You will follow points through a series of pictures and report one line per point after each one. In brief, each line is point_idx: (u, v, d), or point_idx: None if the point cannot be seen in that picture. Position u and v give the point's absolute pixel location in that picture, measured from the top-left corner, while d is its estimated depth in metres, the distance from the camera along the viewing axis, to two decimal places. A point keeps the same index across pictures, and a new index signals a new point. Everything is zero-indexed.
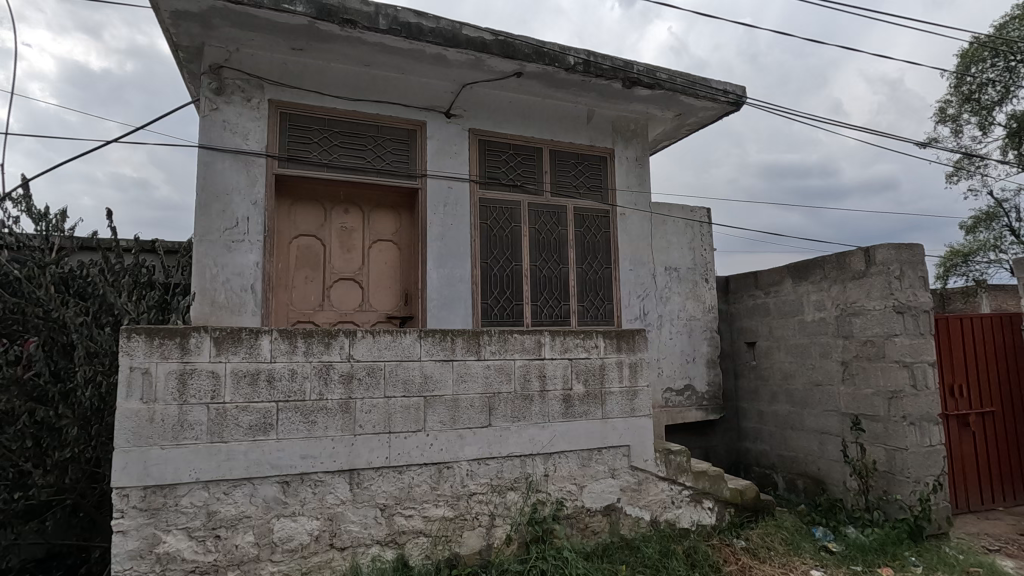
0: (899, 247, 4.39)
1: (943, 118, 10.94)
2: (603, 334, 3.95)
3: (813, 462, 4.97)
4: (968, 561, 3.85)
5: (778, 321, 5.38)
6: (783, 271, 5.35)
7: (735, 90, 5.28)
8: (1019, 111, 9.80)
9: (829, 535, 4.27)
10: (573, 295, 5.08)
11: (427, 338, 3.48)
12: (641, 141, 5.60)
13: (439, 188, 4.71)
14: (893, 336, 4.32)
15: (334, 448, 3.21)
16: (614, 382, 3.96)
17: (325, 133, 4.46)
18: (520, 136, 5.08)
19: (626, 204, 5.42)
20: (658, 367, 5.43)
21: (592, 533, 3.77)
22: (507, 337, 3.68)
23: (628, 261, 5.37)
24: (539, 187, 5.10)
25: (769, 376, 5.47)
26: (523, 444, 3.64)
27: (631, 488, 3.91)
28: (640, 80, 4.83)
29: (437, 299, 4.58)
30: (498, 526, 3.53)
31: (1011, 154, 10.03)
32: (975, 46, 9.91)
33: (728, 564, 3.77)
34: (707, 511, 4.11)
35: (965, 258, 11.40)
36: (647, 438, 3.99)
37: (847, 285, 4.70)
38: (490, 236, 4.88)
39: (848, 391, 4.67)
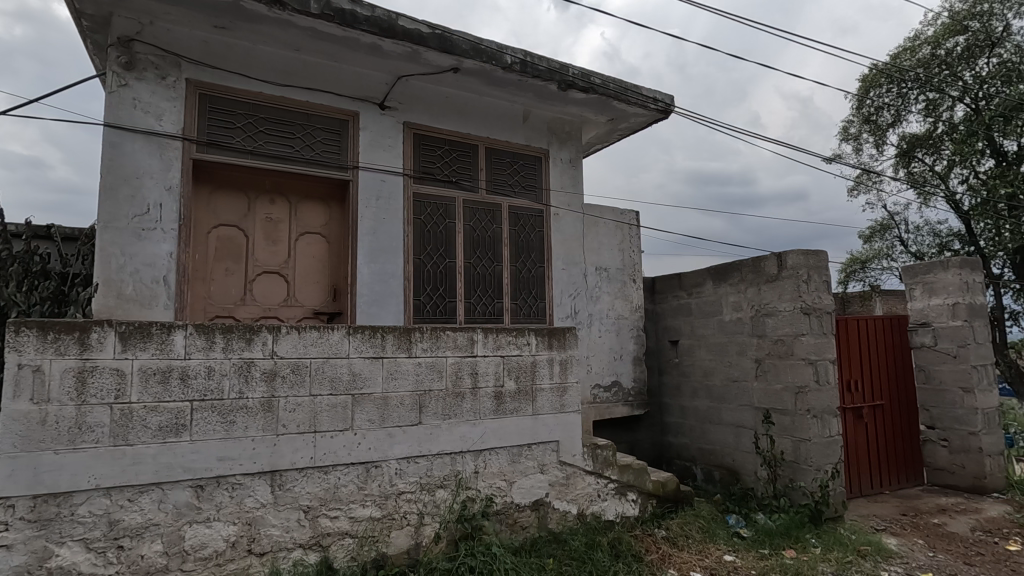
0: (807, 253, 4.75)
1: (846, 136, 11.91)
2: (535, 332, 4.00)
3: (728, 454, 5.28)
4: (860, 541, 4.22)
5: (700, 320, 5.67)
6: (705, 274, 5.64)
7: (664, 98, 5.51)
8: (909, 133, 10.84)
9: (741, 522, 4.56)
10: (506, 293, 5.10)
11: (356, 335, 3.38)
12: (575, 143, 5.73)
13: (372, 181, 4.59)
14: (801, 335, 4.66)
15: (255, 448, 3.06)
16: (545, 379, 4.02)
17: (251, 118, 4.24)
18: (457, 133, 5.04)
19: (560, 204, 5.52)
20: (587, 364, 5.57)
21: (521, 528, 3.81)
22: (439, 333, 3.65)
23: (560, 260, 5.47)
24: (474, 185, 5.09)
25: (691, 373, 5.75)
26: (453, 442, 3.63)
27: (560, 483, 3.99)
28: (575, 83, 4.93)
29: (368, 295, 4.47)
30: (427, 524, 3.49)
31: (902, 172, 11.07)
32: (874, 73, 10.87)
33: (649, 553, 3.92)
34: (631, 502, 4.28)
35: (863, 265, 12.48)
36: (575, 433, 4.09)
37: (762, 288, 5.02)
38: (424, 233, 4.82)
39: (760, 386, 4.99)
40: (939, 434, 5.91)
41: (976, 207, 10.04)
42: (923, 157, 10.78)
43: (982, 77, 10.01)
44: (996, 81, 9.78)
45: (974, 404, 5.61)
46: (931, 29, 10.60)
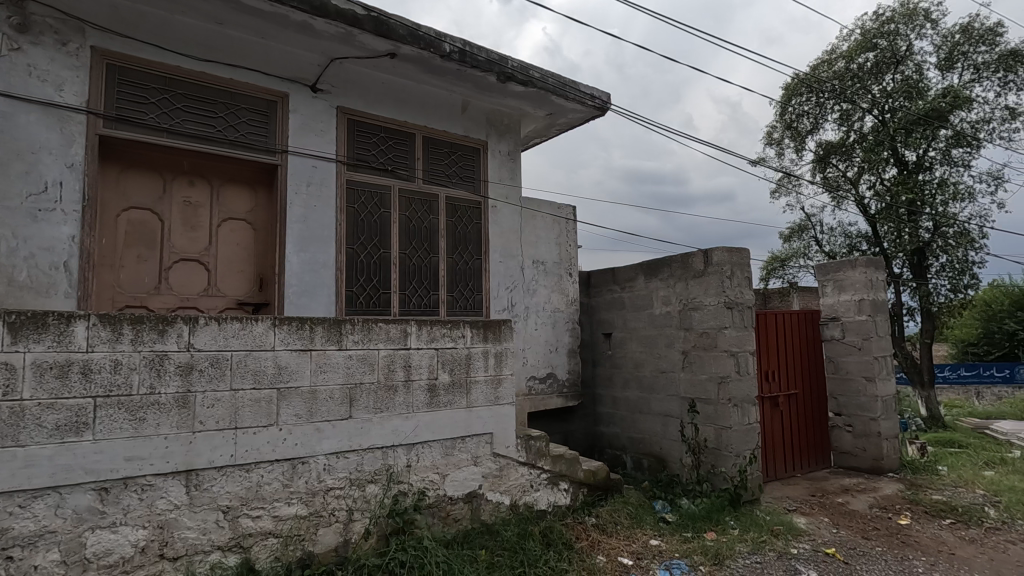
0: (731, 250, 5.00)
1: (770, 141, 12.61)
2: (470, 324, 3.98)
3: (656, 443, 5.48)
4: (773, 522, 4.50)
5: (632, 314, 5.84)
6: (637, 269, 5.80)
7: (601, 95, 5.61)
8: (826, 141, 11.60)
9: (666, 507, 4.76)
10: (442, 285, 5.04)
11: (282, 327, 3.23)
12: (513, 136, 5.73)
13: (302, 166, 4.40)
14: (724, 328, 4.90)
15: (168, 447, 2.87)
16: (479, 371, 4.01)
17: (167, 93, 3.95)
18: (393, 120, 4.92)
19: (498, 196, 5.51)
20: (523, 356, 5.61)
21: (453, 520, 3.79)
22: (371, 325, 3.56)
23: (498, 253, 5.46)
24: (411, 174, 4.98)
25: (623, 365, 5.91)
26: (385, 436, 3.55)
27: (493, 475, 4.00)
28: (514, 76, 4.92)
29: (298, 285, 4.30)
30: (356, 520, 3.40)
31: (818, 176, 11.84)
32: (795, 82, 11.55)
33: (580, 540, 4.01)
34: (563, 492, 4.36)
35: (782, 263, 13.28)
36: (510, 425, 4.11)
37: (690, 283, 5.23)
38: (358, 222, 4.67)
39: (686, 377, 5.21)
40: (845, 420, 6.40)
41: (881, 212, 10.91)
42: (836, 163, 11.56)
43: (888, 90, 10.84)
44: (900, 96, 10.65)
45: (874, 392, 6.12)
46: (846, 44, 11.37)
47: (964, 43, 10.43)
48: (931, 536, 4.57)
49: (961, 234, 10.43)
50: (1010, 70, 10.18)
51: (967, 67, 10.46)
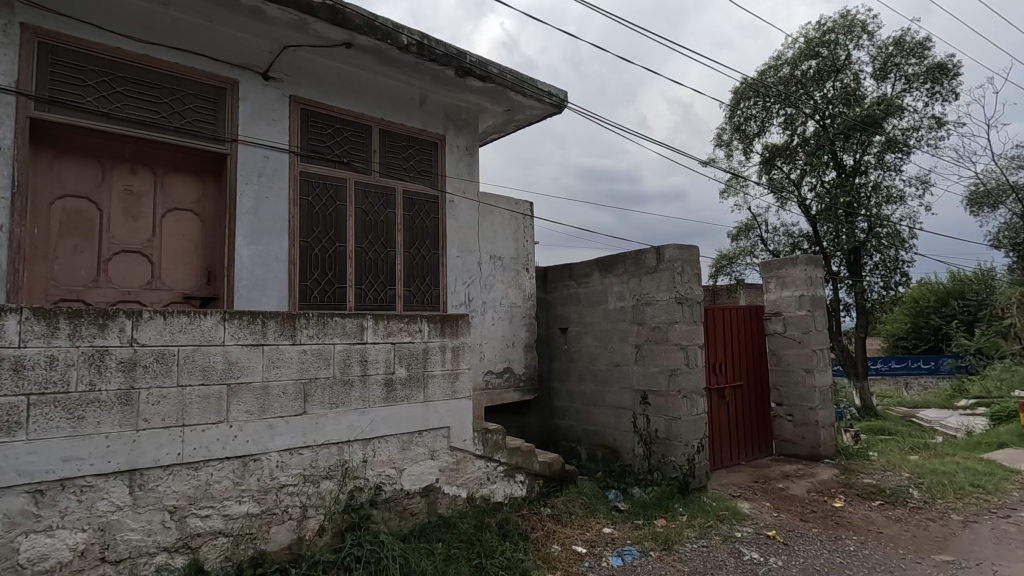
0: (682, 247, 5.18)
1: (720, 142, 13.05)
2: (427, 319, 3.98)
3: (610, 434, 5.62)
4: (719, 507, 4.71)
5: (587, 309, 5.96)
6: (593, 265, 5.92)
7: (558, 93, 5.69)
8: (772, 144, 12.12)
9: (619, 496, 4.90)
10: (399, 279, 5.00)
11: (232, 321, 3.15)
12: (472, 130, 5.73)
13: (253, 156, 4.27)
14: (675, 322, 5.08)
15: (110, 446, 2.76)
16: (436, 365, 4.02)
17: (106, 76, 3.76)
18: (349, 112, 4.84)
19: (455, 191, 5.50)
20: (480, 351, 5.64)
21: (410, 514, 3.78)
22: (326, 319, 3.50)
23: (455, 247, 5.46)
24: (367, 167, 4.92)
25: (578, 358, 6.03)
26: (340, 431, 3.51)
27: (450, 468, 4.01)
28: (472, 71, 4.92)
29: (248, 279, 4.18)
30: (311, 517, 3.35)
31: (764, 177, 12.36)
32: (744, 86, 12.00)
33: (535, 530, 4.09)
34: (519, 483, 4.43)
35: (730, 260, 13.79)
36: (466, 418, 4.14)
37: (643, 279, 5.38)
38: (312, 214, 4.57)
39: (639, 370, 5.37)
40: (786, 409, 6.74)
41: (821, 212, 11.49)
42: (781, 165, 12.09)
43: (829, 97, 11.44)
44: (839, 103, 11.29)
45: (812, 382, 6.47)
46: (790, 51, 11.90)
47: (897, 55, 11.10)
48: (862, 516, 4.89)
49: (892, 235, 11.12)
50: (937, 82, 10.92)
51: (899, 77, 11.14)
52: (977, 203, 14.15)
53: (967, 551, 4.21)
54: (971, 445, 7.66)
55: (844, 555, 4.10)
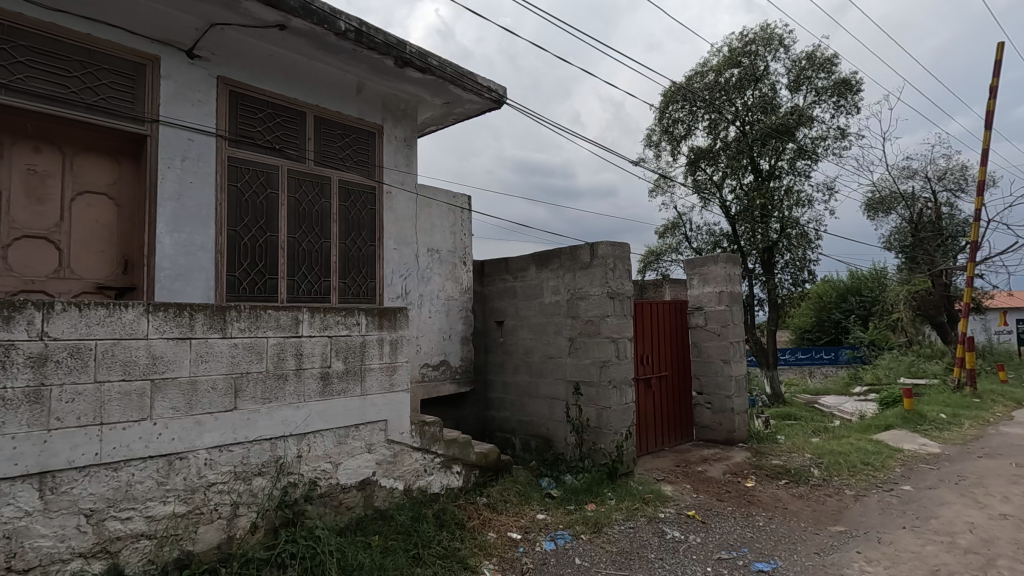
0: (614, 244, 5.41)
1: (649, 143, 13.60)
2: (365, 312, 3.95)
3: (543, 424, 5.79)
4: (645, 491, 4.99)
5: (523, 302, 6.08)
6: (529, 259, 6.06)
7: (498, 89, 5.75)
8: (697, 146, 12.79)
9: (552, 484, 5.08)
10: (334, 271, 4.88)
11: (156, 314, 3.00)
12: (410, 122, 5.68)
13: (176, 139, 4.03)
14: (607, 316, 5.30)
15: (17, 448, 2.56)
16: (374, 359, 3.99)
17: (5, 44, 3.44)
18: (281, 96, 4.67)
19: (393, 182, 5.44)
20: (417, 344, 5.64)
21: (346, 508, 3.75)
22: (258, 313, 3.40)
23: (392, 240, 5.41)
24: (300, 154, 4.77)
25: (513, 351, 6.15)
26: (273, 426, 3.43)
27: (387, 461, 4.01)
28: (412, 61, 4.88)
29: (170, 269, 3.96)
30: (242, 515, 3.26)
31: (690, 178, 13.02)
32: (672, 90, 12.54)
33: (471, 519, 4.17)
34: (456, 474, 4.49)
35: (657, 256, 14.43)
36: (404, 411, 4.14)
37: (577, 274, 5.57)
38: (241, 202, 4.38)
39: (572, 362, 5.56)
40: (705, 398, 7.20)
41: (739, 213, 12.28)
42: (704, 167, 12.78)
43: (749, 105, 12.19)
44: (757, 110, 12.05)
45: (729, 372, 6.95)
46: (715, 59, 12.58)
47: (809, 69, 12.00)
48: (770, 494, 5.34)
49: (800, 236, 12.02)
50: (842, 96, 11.91)
51: (810, 90, 12.05)
52: (873, 209, 15.59)
53: (857, 522, 4.72)
54: (863, 427, 8.51)
55: (755, 530, 4.48)
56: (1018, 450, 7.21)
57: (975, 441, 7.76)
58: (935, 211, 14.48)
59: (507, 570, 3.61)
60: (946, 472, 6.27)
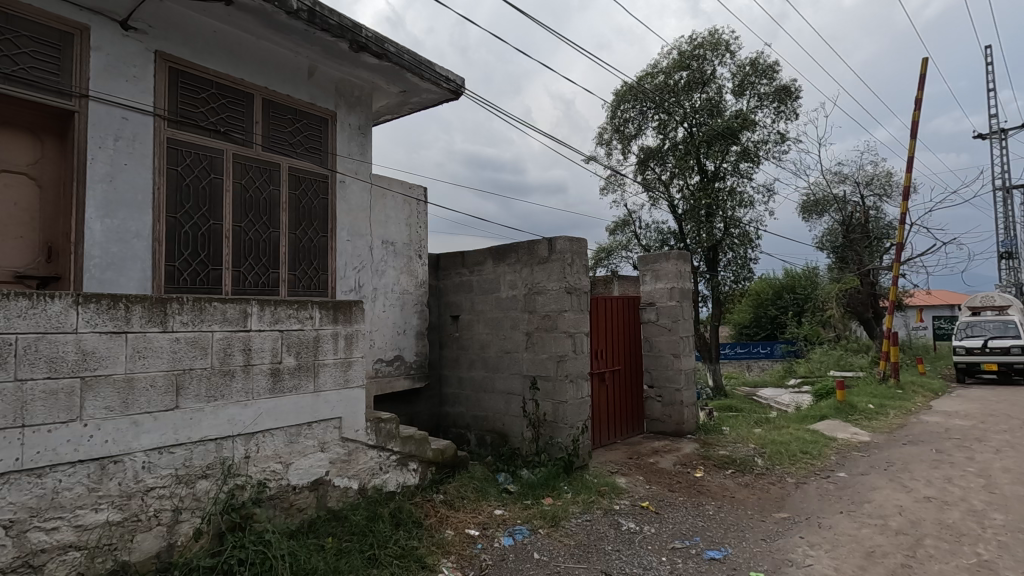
0: (572, 239, 5.43)
1: (601, 141, 13.79)
2: (319, 305, 3.79)
3: (499, 419, 5.75)
4: (601, 484, 5.05)
5: (479, 297, 6.02)
6: (485, 253, 6.00)
7: (456, 79, 5.64)
8: (647, 146, 13.08)
9: (509, 479, 5.06)
10: (284, 263, 4.64)
11: (87, 305, 2.75)
12: (365, 109, 5.49)
13: (108, 116, 3.72)
14: (564, 311, 5.32)
15: None
16: (328, 354, 3.84)
17: None
18: (227, 76, 4.39)
19: (346, 171, 5.24)
20: (370, 339, 5.48)
21: (297, 510, 3.59)
22: (203, 305, 3.19)
23: (345, 231, 5.22)
24: (247, 138, 4.51)
25: (469, 346, 6.08)
26: (219, 426, 3.23)
27: (340, 460, 3.87)
28: (367, 46, 4.70)
29: (101, 258, 3.66)
30: (184, 521, 3.05)
31: (640, 177, 13.29)
32: (624, 89, 12.75)
33: (428, 517, 4.09)
34: (412, 472, 4.39)
35: (607, 253, 14.66)
36: (359, 408, 4.00)
37: (535, 269, 5.56)
38: (182, 187, 4.09)
39: (529, 357, 5.56)
40: (656, 391, 7.37)
41: (687, 212, 12.65)
42: (654, 167, 13.08)
43: (698, 106, 12.53)
44: (704, 113, 12.42)
45: (679, 366, 7.14)
46: (665, 61, 12.88)
47: (752, 75, 12.47)
48: (718, 484, 5.53)
49: (743, 236, 12.55)
50: (783, 102, 12.45)
51: (753, 95, 12.53)
52: (808, 211, 16.44)
53: (799, 508, 4.95)
54: (799, 418, 8.95)
55: (705, 519, 4.61)
56: (936, 437, 7.78)
57: (899, 429, 8.32)
58: (863, 215, 15.41)
59: (466, 568, 3.56)
60: (876, 458, 6.69)
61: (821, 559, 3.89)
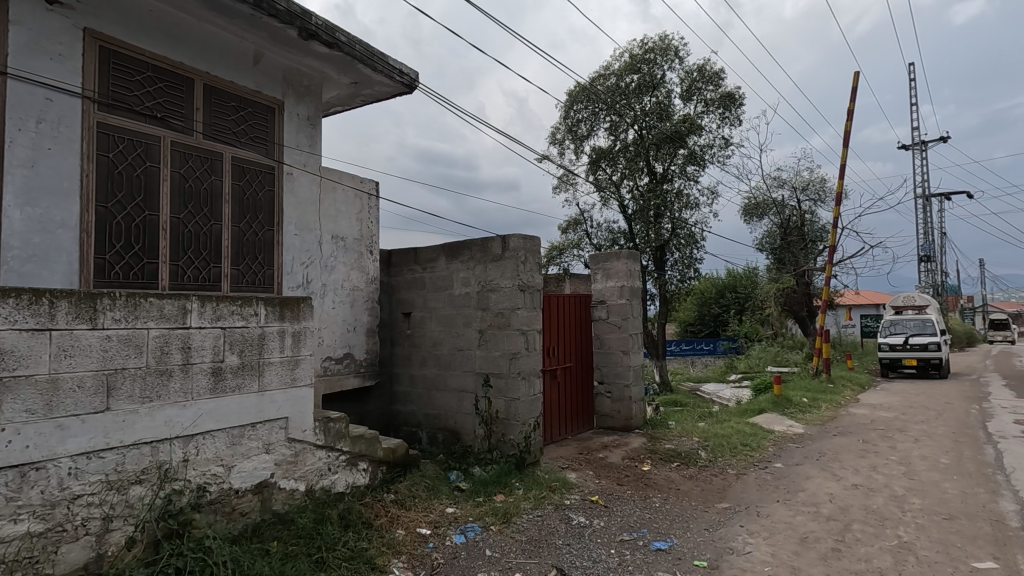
0: (525, 237, 5.45)
1: (554, 141, 13.92)
2: (264, 302, 3.65)
3: (451, 417, 5.72)
4: (552, 480, 5.10)
5: (432, 294, 5.96)
6: (438, 250, 5.94)
7: (410, 72, 5.55)
8: (598, 147, 13.30)
9: (460, 477, 5.05)
10: (226, 257, 4.43)
11: (5, 300, 2.56)
12: (314, 100, 5.32)
13: (30, 96, 3.45)
14: (517, 309, 5.35)
15: None
16: (274, 352, 3.70)
17: None
18: (164, 59, 4.15)
19: (294, 163, 5.06)
20: (318, 336, 5.33)
21: (239, 515, 3.45)
22: (138, 301, 3.01)
23: (293, 225, 5.04)
24: (186, 125, 4.28)
25: (421, 343, 6.01)
26: (155, 429, 3.06)
27: (286, 461, 3.75)
28: (317, 35, 4.56)
29: (21, 249, 3.38)
30: (116, 530, 2.88)
31: (592, 177, 13.50)
32: (577, 90, 12.90)
33: (378, 518, 4.02)
34: (361, 472, 4.31)
35: (559, 252, 14.82)
36: (306, 408, 3.88)
37: (488, 266, 5.56)
38: (113, 174, 3.84)
39: (481, 354, 5.55)
40: (606, 387, 7.51)
41: (636, 212, 12.95)
42: (605, 167, 13.32)
43: (648, 109, 12.83)
44: (653, 116, 12.74)
45: (628, 363, 7.31)
46: (617, 63, 13.14)
47: (699, 81, 12.89)
48: (664, 477, 5.70)
49: (689, 237, 12.98)
50: (727, 108, 12.93)
51: (700, 101, 12.97)
52: (749, 214, 17.17)
53: (739, 498, 5.17)
54: (740, 411, 9.35)
55: (652, 511, 4.74)
56: (863, 427, 8.31)
57: (830, 421, 8.83)
58: (800, 218, 16.23)
59: (417, 567, 3.52)
60: (809, 449, 7.07)
61: (760, 546, 4.08)
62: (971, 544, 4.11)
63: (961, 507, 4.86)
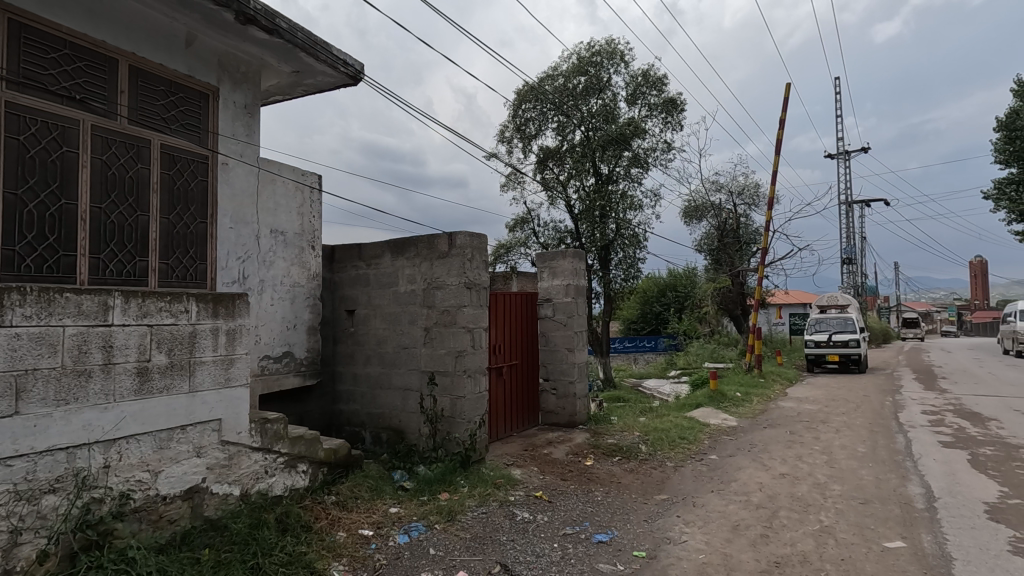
0: (472, 234, 5.43)
1: (502, 139, 13.94)
2: (196, 298, 3.47)
3: (395, 416, 5.63)
4: (497, 477, 5.12)
5: (376, 291, 5.84)
6: (383, 246, 5.84)
7: (354, 64, 5.41)
8: (546, 146, 13.43)
9: (404, 476, 4.99)
10: (153, 250, 4.17)
11: None
12: (252, 87, 5.10)
13: None
14: (462, 306, 5.33)
15: None
16: (206, 351, 3.53)
17: None
18: (83, 36, 3.86)
19: (229, 152, 4.83)
20: (256, 334, 5.13)
21: (167, 523, 3.27)
22: (52, 296, 2.80)
23: (227, 217, 4.81)
24: (109, 109, 4.00)
25: (364, 341, 5.89)
26: (72, 433, 2.86)
27: (219, 465, 3.58)
28: (256, 20, 4.38)
29: None
30: (26, 543, 2.67)
31: (539, 176, 13.61)
32: (526, 89, 12.95)
33: (318, 521, 3.90)
34: (301, 474, 4.19)
35: (507, 249, 14.88)
36: (242, 409, 3.73)
37: (434, 263, 5.50)
38: (25, 159, 3.53)
39: (426, 352, 5.49)
40: (551, 384, 7.60)
41: (583, 212, 13.17)
42: (552, 167, 13.45)
43: (595, 111, 13.06)
44: (600, 118, 12.99)
45: (573, 360, 7.43)
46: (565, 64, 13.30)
47: (644, 85, 13.24)
48: (606, 471, 5.84)
49: (632, 237, 13.32)
50: (669, 113, 13.36)
51: (644, 105, 13.32)
52: (689, 216, 17.82)
53: (677, 489, 5.37)
54: (679, 406, 9.70)
55: (595, 504, 4.85)
56: (792, 420, 8.80)
57: (762, 414, 9.30)
58: (735, 221, 16.99)
59: (358, 569, 3.44)
60: (742, 441, 7.42)
61: (695, 535, 4.25)
62: (883, 525, 4.44)
63: (875, 492, 5.24)
